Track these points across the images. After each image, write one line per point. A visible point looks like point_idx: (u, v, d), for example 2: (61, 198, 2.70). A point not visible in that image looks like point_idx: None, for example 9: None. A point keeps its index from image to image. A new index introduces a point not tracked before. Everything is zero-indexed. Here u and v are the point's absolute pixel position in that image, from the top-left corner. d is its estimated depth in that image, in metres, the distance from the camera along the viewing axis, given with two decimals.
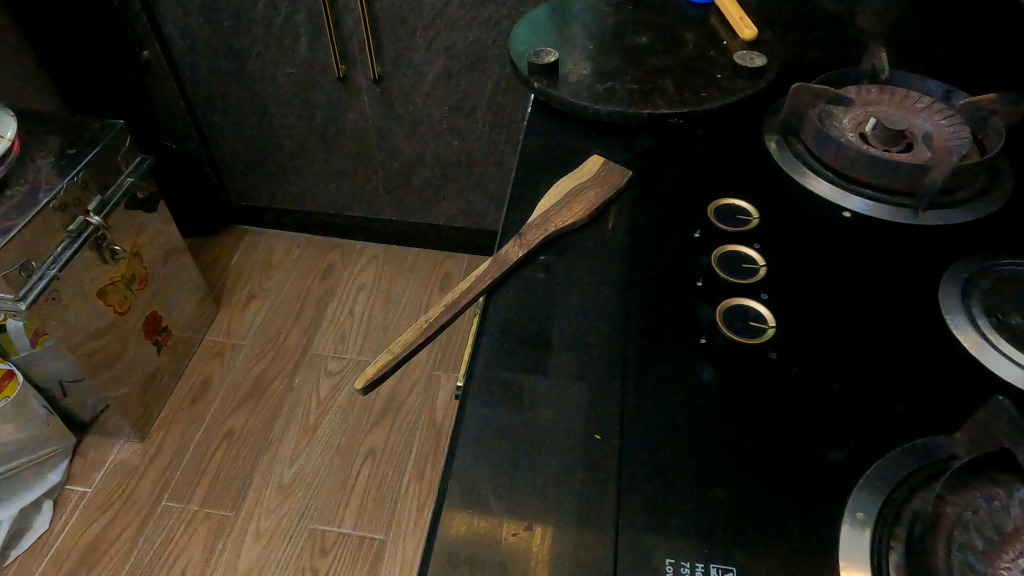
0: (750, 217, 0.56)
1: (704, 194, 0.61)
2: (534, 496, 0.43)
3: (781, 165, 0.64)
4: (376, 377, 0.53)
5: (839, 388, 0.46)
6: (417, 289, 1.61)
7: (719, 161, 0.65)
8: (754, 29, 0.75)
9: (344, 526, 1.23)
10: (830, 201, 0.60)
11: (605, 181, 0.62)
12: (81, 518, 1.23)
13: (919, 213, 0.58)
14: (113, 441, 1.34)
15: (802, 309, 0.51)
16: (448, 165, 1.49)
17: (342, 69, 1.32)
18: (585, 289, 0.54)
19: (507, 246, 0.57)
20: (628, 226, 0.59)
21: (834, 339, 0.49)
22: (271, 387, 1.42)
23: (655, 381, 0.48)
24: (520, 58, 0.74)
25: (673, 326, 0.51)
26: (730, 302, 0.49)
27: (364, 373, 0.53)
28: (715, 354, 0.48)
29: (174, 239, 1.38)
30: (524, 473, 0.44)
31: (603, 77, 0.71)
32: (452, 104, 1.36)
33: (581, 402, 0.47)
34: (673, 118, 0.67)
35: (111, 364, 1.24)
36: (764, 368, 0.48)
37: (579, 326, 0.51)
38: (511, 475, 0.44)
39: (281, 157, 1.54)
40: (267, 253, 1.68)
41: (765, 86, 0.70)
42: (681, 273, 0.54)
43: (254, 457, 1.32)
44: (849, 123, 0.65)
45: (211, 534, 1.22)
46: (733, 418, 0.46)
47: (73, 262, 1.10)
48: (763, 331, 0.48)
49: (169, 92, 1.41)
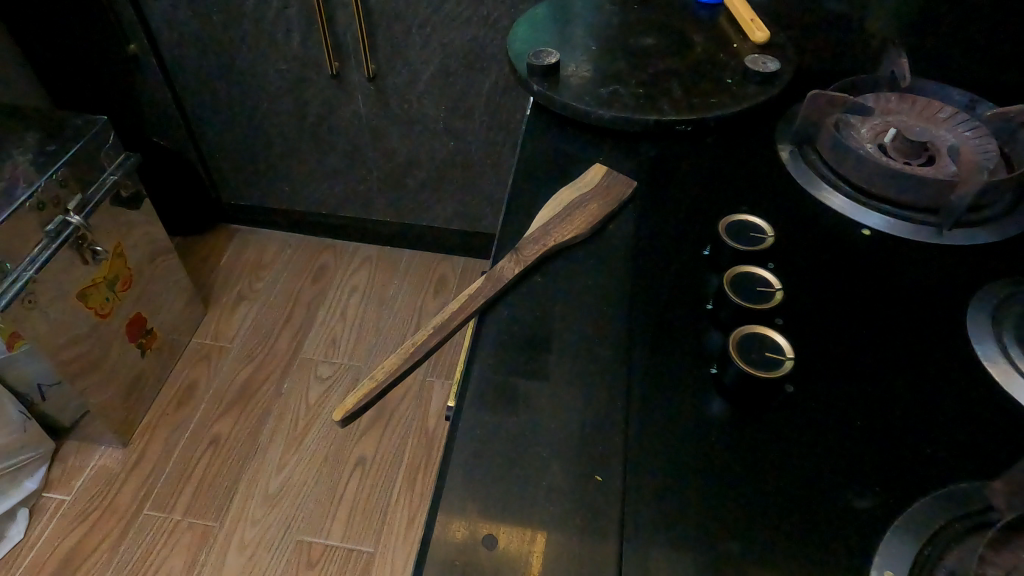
0: (764, 236, 0.52)
1: (714, 209, 0.57)
2: (529, 547, 0.39)
3: (794, 178, 0.60)
4: (357, 408, 0.49)
5: (861, 427, 0.42)
6: (411, 292, 1.57)
7: (728, 172, 0.61)
8: (767, 31, 0.71)
9: (331, 538, 1.19)
10: (845, 216, 0.56)
11: (607, 192, 0.58)
12: (58, 528, 1.19)
13: (943, 231, 0.55)
14: (94, 447, 1.29)
15: (822, 336, 0.47)
16: (444, 166, 1.45)
17: (335, 66, 1.27)
18: (587, 312, 0.50)
19: (502, 262, 0.53)
20: (631, 241, 0.55)
21: (855, 370, 0.45)
22: (260, 391, 1.38)
23: (661, 414, 0.44)
24: (519, 59, 0.70)
25: (682, 353, 0.47)
26: (745, 330, 0.45)
27: (343, 403, 0.49)
28: (726, 386, 0.45)
29: (160, 239, 1.33)
30: (519, 519, 0.40)
31: (607, 80, 0.67)
32: (449, 104, 1.32)
33: (580, 439, 0.43)
34: (681, 125, 0.63)
35: (93, 369, 1.20)
36: (779, 403, 0.44)
37: (580, 354, 0.47)
38: (504, 520, 0.40)
39: (272, 156, 1.50)
40: (258, 253, 1.64)
41: (778, 91, 0.66)
42: (689, 296, 0.50)
43: (240, 464, 1.27)
44: (868, 133, 0.61)
45: (193, 545, 1.17)
46: (748, 456, 0.42)
47: (51, 263, 1.05)
48: (780, 364, 0.44)
49: (156, 87, 1.36)
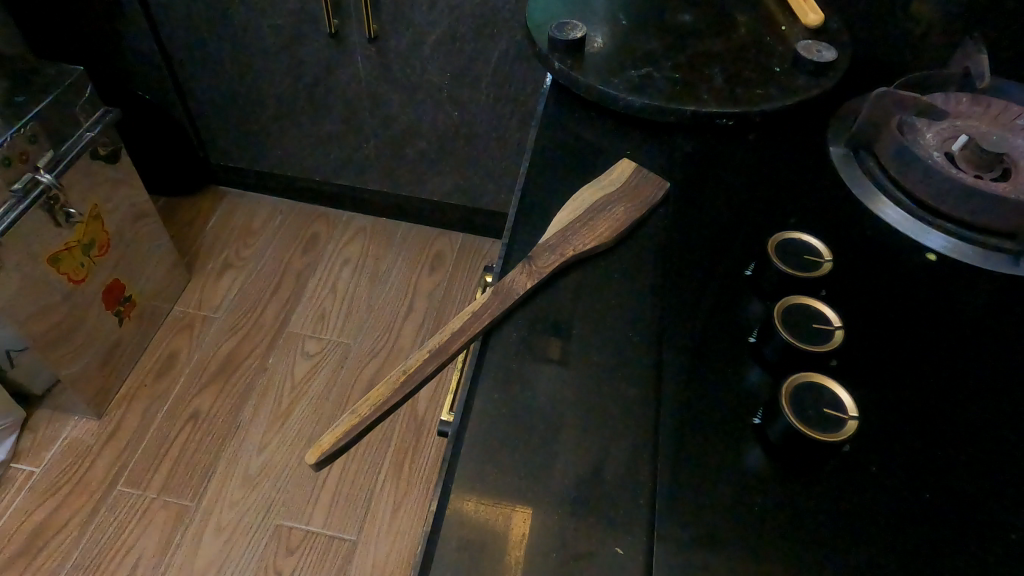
0: (822, 259, 0.44)
1: (758, 219, 0.50)
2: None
3: (848, 187, 0.53)
4: (334, 450, 0.42)
5: (931, 501, 0.36)
6: (406, 268, 1.49)
7: (773, 178, 0.53)
8: (821, 14, 0.62)
9: (312, 523, 1.14)
10: (906, 236, 0.49)
11: (634, 193, 0.50)
12: (25, 502, 1.12)
13: (1018, 260, 0.48)
14: (67, 417, 1.23)
15: (884, 384, 0.40)
16: (446, 138, 1.36)
17: (334, 24, 1.18)
18: (609, 340, 0.43)
19: (512, 272, 0.46)
20: (661, 253, 0.48)
21: (924, 429, 0.38)
22: (243, 365, 1.31)
23: (695, 471, 0.37)
24: (539, 31, 0.62)
25: (720, 398, 0.40)
26: (799, 378, 0.38)
27: (318, 444, 0.41)
28: (772, 444, 0.38)
29: (140, 200, 1.25)
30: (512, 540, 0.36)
31: (639, 60, 0.59)
32: (455, 71, 1.22)
33: (597, 500, 0.37)
34: (722, 119, 0.55)
35: (65, 338, 1.12)
36: (833, 465, 0.37)
37: (599, 394, 0.41)
38: (500, 515, 0.36)
39: (264, 117, 1.40)
40: (246, 219, 1.56)
41: (832, 84, 0.58)
42: (729, 326, 0.43)
43: (220, 441, 1.21)
44: (934, 139, 0.53)
45: (168, 525, 1.12)
46: (797, 531, 0.35)
47: (19, 225, 0.97)
48: (842, 423, 0.37)
49: (140, 38, 1.26)
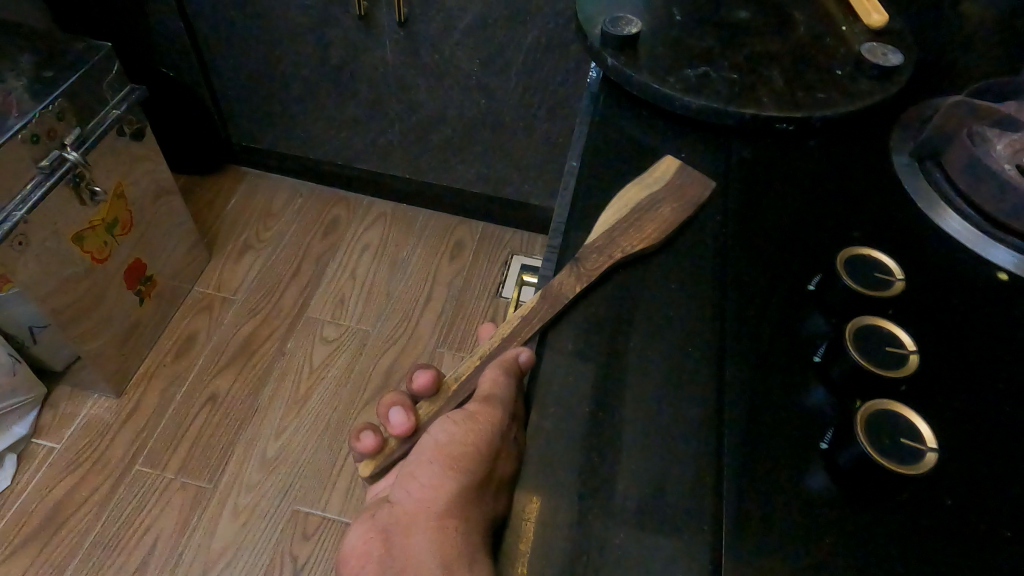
0: (893, 278, 0.42)
1: (817, 228, 0.48)
2: None
3: (912, 198, 0.51)
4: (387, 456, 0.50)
5: (1015, 538, 0.35)
6: (427, 255, 1.48)
7: (835, 185, 0.51)
8: (885, 14, 0.60)
9: (328, 510, 1.13)
10: (972, 251, 0.47)
11: (680, 193, 0.49)
12: (45, 478, 1.13)
13: None
14: (87, 395, 1.23)
15: (957, 412, 0.38)
16: (472, 125, 1.34)
17: (364, 7, 1.16)
18: (668, 354, 0.42)
19: (560, 275, 0.45)
20: (720, 263, 0.46)
21: (999, 461, 0.37)
22: (262, 348, 1.31)
23: (761, 495, 0.36)
24: (589, 25, 0.60)
25: (786, 421, 0.38)
26: (874, 406, 0.37)
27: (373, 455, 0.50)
28: (839, 470, 0.36)
29: (164, 178, 1.24)
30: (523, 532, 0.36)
31: (695, 58, 0.57)
32: (485, 58, 1.20)
33: (658, 521, 0.36)
34: (781, 123, 0.53)
35: (87, 316, 1.12)
36: (905, 496, 0.36)
37: (657, 411, 0.39)
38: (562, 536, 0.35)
39: (288, 98, 1.39)
40: (267, 201, 1.55)
41: (897, 90, 0.56)
42: (794, 345, 0.41)
43: (238, 425, 1.21)
44: (1005, 151, 0.50)
45: (185, 506, 1.12)
46: (871, 563, 0.34)
47: (45, 203, 0.96)
48: (919, 454, 0.35)
49: (166, 15, 1.24)
